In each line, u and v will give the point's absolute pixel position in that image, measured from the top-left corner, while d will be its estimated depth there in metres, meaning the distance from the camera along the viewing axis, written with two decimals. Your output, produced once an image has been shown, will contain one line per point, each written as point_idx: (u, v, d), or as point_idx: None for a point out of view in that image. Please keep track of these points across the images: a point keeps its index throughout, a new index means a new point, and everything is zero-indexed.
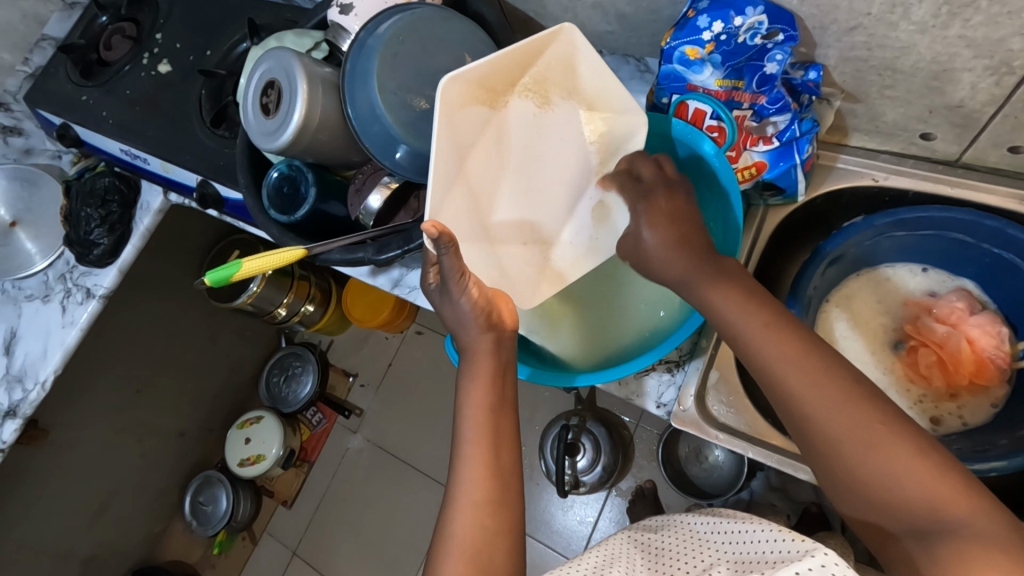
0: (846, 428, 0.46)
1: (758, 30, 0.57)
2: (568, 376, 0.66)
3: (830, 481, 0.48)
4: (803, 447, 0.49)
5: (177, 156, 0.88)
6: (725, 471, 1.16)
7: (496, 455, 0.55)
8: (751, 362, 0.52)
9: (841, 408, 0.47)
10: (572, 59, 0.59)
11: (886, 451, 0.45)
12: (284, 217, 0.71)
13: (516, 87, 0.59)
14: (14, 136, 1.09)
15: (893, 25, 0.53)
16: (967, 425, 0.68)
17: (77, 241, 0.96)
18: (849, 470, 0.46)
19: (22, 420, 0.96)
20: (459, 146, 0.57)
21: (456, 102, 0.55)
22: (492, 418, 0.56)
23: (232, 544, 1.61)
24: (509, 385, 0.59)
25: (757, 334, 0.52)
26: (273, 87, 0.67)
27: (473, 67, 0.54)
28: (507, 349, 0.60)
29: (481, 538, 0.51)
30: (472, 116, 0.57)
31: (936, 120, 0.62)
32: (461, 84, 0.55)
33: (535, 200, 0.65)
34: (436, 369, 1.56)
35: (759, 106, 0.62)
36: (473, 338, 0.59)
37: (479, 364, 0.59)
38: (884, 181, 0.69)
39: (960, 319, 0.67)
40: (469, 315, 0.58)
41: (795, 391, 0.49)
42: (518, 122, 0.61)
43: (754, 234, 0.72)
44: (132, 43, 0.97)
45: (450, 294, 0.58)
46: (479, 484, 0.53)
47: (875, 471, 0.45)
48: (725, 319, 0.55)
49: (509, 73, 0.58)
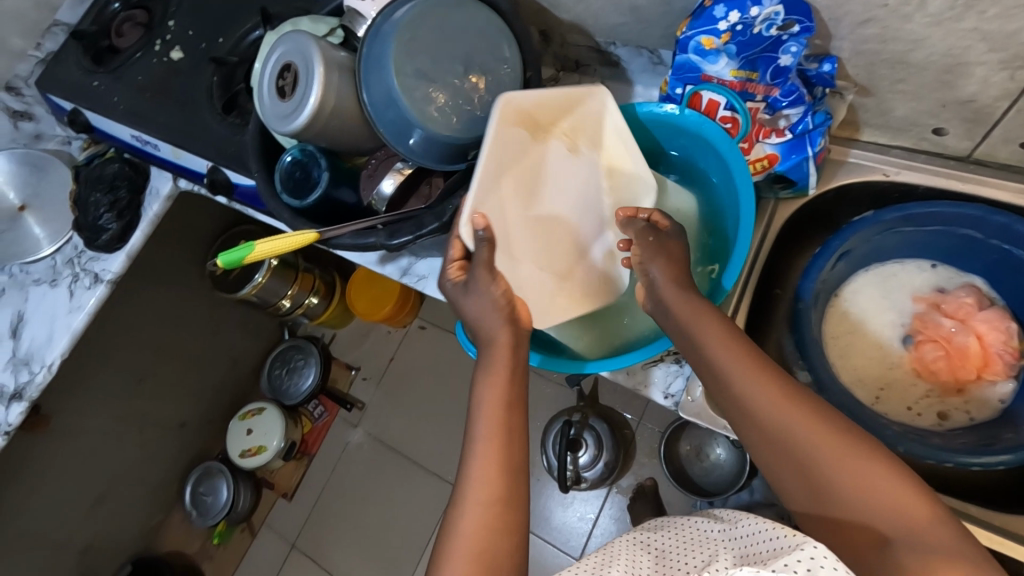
0: (822, 440, 0.49)
1: (774, 20, 0.56)
2: (578, 364, 0.66)
3: (810, 486, 0.49)
4: (793, 436, 0.50)
5: (188, 142, 0.89)
6: (725, 470, 1.18)
7: (508, 454, 0.54)
8: (735, 374, 0.54)
9: (825, 439, 0.49)
10: (607, 115, 0.65)
11: (869, 486, 0.46)
12: (296, 200, 0.71)
13: (557, 127, 0.64)
14: (25, 121, 1.09)
15: (908, 17, 0.53)
16: (974, 420, 0.67)
17: (85, 226, 0.97)
18: (825, 477, 0.48)
19: (27, 403, 0.95)
20: (508, 165, 0.62)
21: (513, 124, 0.61)
22: (505, 417, 0.56)
23: (230, 535, 1.60)
24: (524, 385, 0.59)
25: (741, 377, 0.54)
26: (289, 69, 0.68)
27: (530, 95, 0.60)
28: (523, 349, 0.60)
29: (488, 536, 0.51)
30: (524, 143, 0.63)
31: (948, 115, 0.62)
32: (519, 109, 0.61)
33: (574, 235, 0.67)
34: (440, 363, 1.57)
35: (773, 99, 0.63)
36: (494, 331, 0.60)
37: (493, 362, 0.58)
38: (895, 175, 0.69)
39: (968, 314, 0.67)
40: (489, 312, 0.60)
41: (782, 412, 0.51)
42: (566, 159, 0.65)
43: (765, 226, 0.72)
44: (144, 31, 0.98)
45: (476, 285, 0.60)
46: (488, 481, 0.53)
47: (856, 502, 0.46)
48: (712, 366, 0.56)
49: (562, 116, 0.64)
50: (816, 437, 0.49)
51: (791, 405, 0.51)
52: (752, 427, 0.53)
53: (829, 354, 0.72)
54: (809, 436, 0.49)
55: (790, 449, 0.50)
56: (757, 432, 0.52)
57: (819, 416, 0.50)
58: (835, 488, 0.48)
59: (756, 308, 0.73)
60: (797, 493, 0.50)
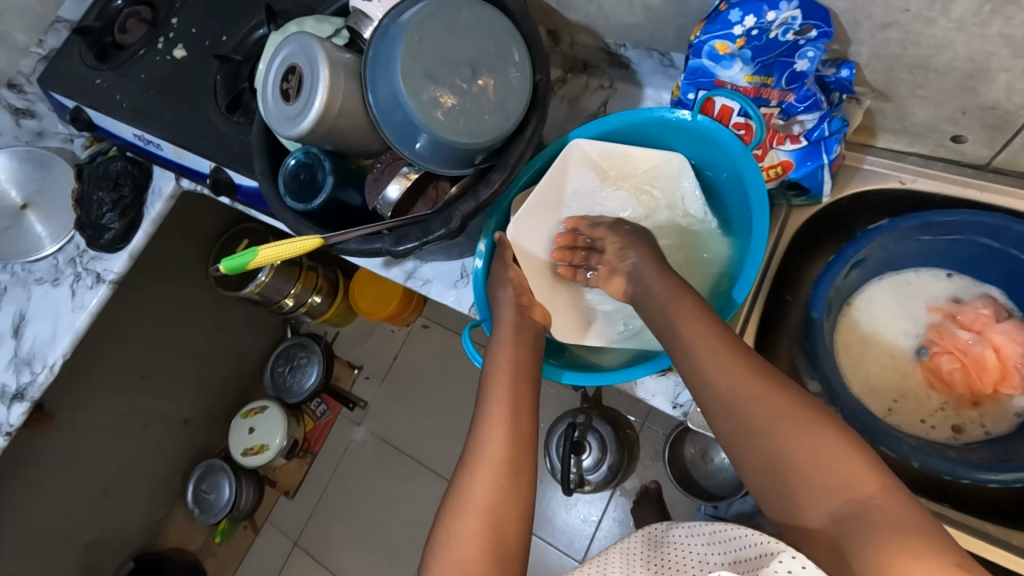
0: (790, 420, 0.51)
1: (791, 25, 0.55)
2: (555, 371, 0.67)
3: (773, 463, 0.51)
4: (761, 415, 0.52)
5: (192, 142, 0.88)
6: (730, 474, 1.17)
7: (515, 421, 0.58)
8: (705, 360, 0.57)
9: (793, 419, 0.51)
10: (678, 183, 0.73)
11: (830, 461, 0.48)
12: (301, 204, 0.70)
13: (624, 178, 0.74)
14: (28, 118, 1.08)
15: (931, 22, 0.52)
16: (990, 434, 0.66)
17: (89, 224, 0.96)
18: (787, 454, 0.50)
19: (29, 403, 0.95)
20: (556, 197, 0.74)
21: (574, 164, 0.72)
22: (512, 385, 0.60)
23: (233, 532, 1.61)
24: (530, 355, 0.64)
25: (716, 360, 0.56)
26: (294, 71, 0.66)
27: (597, 145, 0.71)
28: (529, 327, 0.66)
29: (497, 495, 0.54)
30: (583, 182, 0.74)
31: (968, 121, 0.60)
32: (584, 153, 0.72)
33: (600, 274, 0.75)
34: (444, 362, 1.56)
35: (787, 104, 0.61)
36: (502, 309, 0.66)
37: (501, 338, 0.64)
38: (911, 183, 0.68)
39: (985, 326, 0.66)
40: (504, 294, 0.67)
41: (751, 392, 0.53)
42: (621, 204, 0.75)
43: (776, 234, 0.71)
44: (148, 27, 0.96)
45: (495, 284, 0.68)
46: (498, 444, 0.57)
47: (813, 475, 0.49)
48: (696, 365, 0.57)
49: (630, 168, 0.74)
50: (782, 421, 0.51)
51: (760, 384, 0.54)
52: (723, 410, 0.55)
53: (840, 363, 0.71)
54: (773, 419, 0.52)
55: (756, 428, 0.53)
56: (730, 419, 0.54)
57: (787, 401, 0.52)
58: (795, 471, 0.50)
59: (768, 316, 0.72)
60: (761, 482, 0.52)
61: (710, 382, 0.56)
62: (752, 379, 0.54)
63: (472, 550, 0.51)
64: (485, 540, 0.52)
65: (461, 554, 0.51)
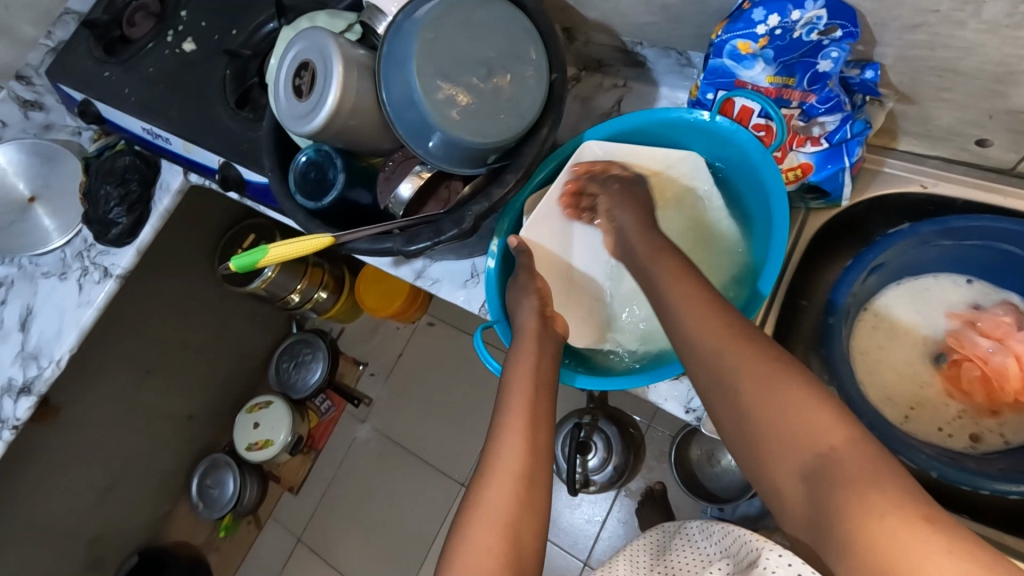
0: (760, 380, 0.50)
1: (816, 25, 0.54)
2: (568, 374, 0.67)
3: (745, 421, 0.50)
4: (736, 376, 0.51)
5: (200, 137, 0.87)
6: (737, 477, 1.16)
7: (533, 432, 0.57)
8: (683, 333, 0.56)
9: (763, 377, 0.50)
10: (691, 182, 0.72)
11: (799, 415, 0.47)
12: (311, 202, 0.69)
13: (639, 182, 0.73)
14: (35, 110, 1.07)
15: (961, 23, 0.50)
16: (1009, 443, 0.65)
17: (96, 219, 0.95)
18: (757, 412, 0.49)
19: (35, 397, 0.94)
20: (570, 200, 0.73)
21: (586, 167, 0.71)
22: (531, 396, 0.60)
23: (237, 528, 1.60)
24: (549, 366, 0.63)
25: (689, 321, 0.56)
26: (307, 68, 0.65)
27: (610, 146, 0.70)
28: (550, 341, 0.65)
29: (515, 509, 0.53)
30: None
31: (994, 126, 0.59)
32: (597, 155, 0.71)
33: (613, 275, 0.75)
34: (450, 361, 1.55)
35: (808, 106, 0.60)
36: (526, 318, 0.66)
37: (523, 347, 0.63)
38: (932, 187, 0.67)
39: (1006, 334, 0.65)
40: (528, 306, 0.66)
41: (723, 353, 0.53)
42: None
43: (794, 235, 0.71)
44: (157, 20, 0.95)
45: (518, 298, 0.68)
46: (515, 455, 0.56)
47: (781, 431, 0.48)
48: (684, 339, 0.56)
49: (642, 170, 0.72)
50: (748, 376, 0.51)
51: (735, 347, 0.52)
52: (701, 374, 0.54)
53: (856, 370, 0.70)
54: (740, 375, 0.51)
55: (729, 388, 0.52)
56: (708, 381, 0.53)
57: (755, 356, 0.51)
58: (766, 431, 0.49)
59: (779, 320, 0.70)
60: (736, 442, 0.52)
61: (688, 348, 0.55)
62: (724, 337, 0.53)
63: (487, 562, 0.51)
64: (501, 554, 0.51)
65: (476, 566, 0.50)
